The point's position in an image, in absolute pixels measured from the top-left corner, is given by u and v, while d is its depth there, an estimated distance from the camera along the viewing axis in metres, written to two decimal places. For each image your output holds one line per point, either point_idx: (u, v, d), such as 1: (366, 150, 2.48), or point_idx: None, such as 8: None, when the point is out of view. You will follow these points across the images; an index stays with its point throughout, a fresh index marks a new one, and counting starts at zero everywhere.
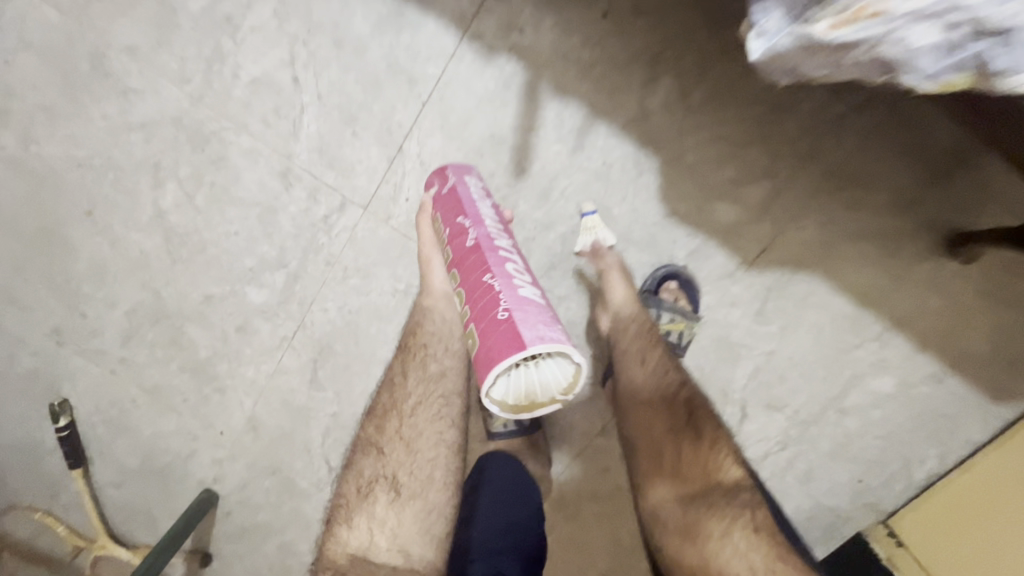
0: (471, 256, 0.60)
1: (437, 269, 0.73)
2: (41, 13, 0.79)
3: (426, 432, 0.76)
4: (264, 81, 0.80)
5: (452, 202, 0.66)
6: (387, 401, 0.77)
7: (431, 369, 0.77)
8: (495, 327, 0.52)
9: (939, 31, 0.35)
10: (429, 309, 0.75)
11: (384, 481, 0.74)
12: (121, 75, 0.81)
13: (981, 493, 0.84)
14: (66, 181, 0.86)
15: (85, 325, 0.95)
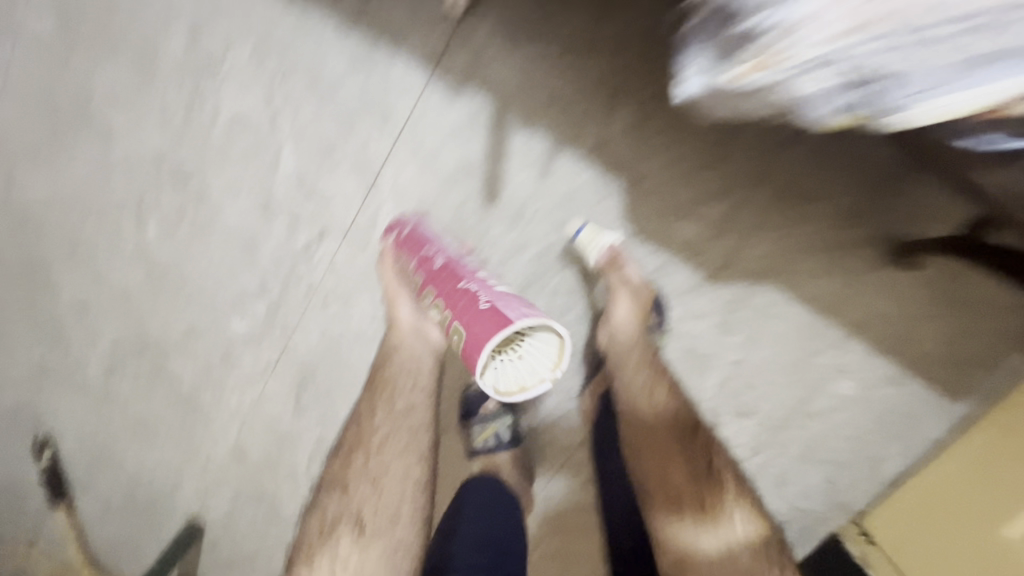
0: (444, 272, 0.67)
1: (405, 305, 0.78)
2: (30, 64, 0.83)
3: (390, 468, 0.80)
4: (242, 120, 0.83)
5: (414, 241, 0.75)
6: (353, 439, 0.82)
7: (398, 406, 0.80)
8: (479, 316, 0.58)
9: (833, 76, 0.37)
10: (396, 346, 0.80)
11: (348, 517, 0.79)
12: (105, 118, 0.84)
13: (944, 491, 0.88)
14: (51, 220, 0.89)
15: (71, 360, 0.97)
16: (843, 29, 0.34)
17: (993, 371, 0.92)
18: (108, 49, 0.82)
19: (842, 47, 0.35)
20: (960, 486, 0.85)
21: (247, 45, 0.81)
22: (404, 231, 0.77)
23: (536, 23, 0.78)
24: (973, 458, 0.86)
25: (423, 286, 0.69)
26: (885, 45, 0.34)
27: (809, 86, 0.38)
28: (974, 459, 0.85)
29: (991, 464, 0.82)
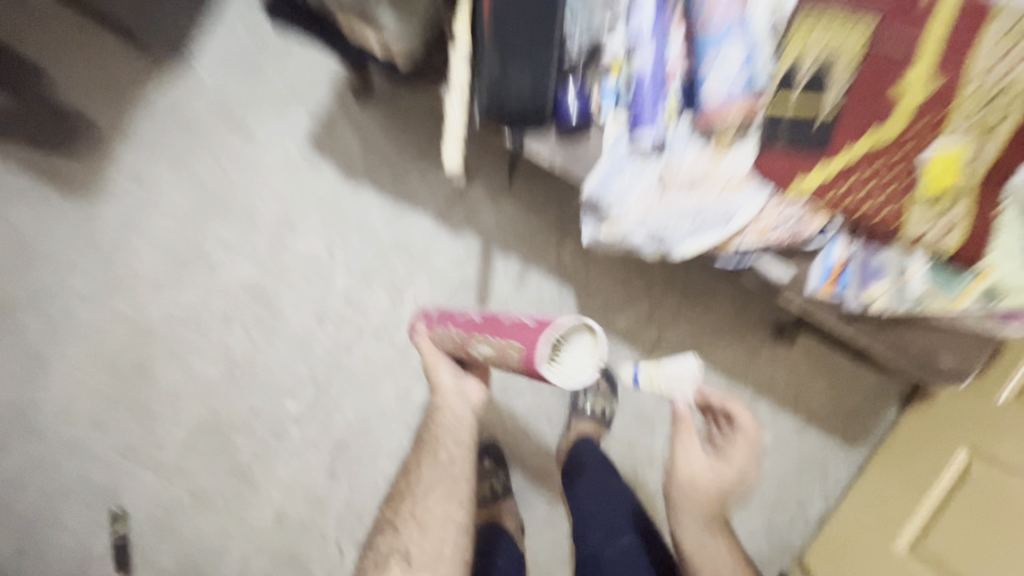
0: (489, 320, 0.82)
1: (445, 370, 0.89)
2: (160, 220, 1.18)
3: (435, 511, 0.86)
4: (309, 256, 1.18)
5: (449, 314, 0.93)
6: (403, 484, 0.90)
7: (441, 457, 0.88)
8: (529, 329, 0.72)
9: (643, 236, 0.68)
10: (441, 404, 0.88)
11: (398, 554, 0.84)
12: (211, 257, 1.18)
13: (857, 521, 1.13)
14: (159, 330, 1.20)
15: (153, 441, 1.22)
16: (640, 215, 0.67)
17: (869, 420, 1.20)
18: (218, 211, 1.17)
19: (640, 223, 0.68)
20: (868, 514, 1.12)
21: (316, 207, 1.18)
22: (438, 313, 0.95)
23: (511, 188, 1.17)
24: (871, 493, 1.14)
25: (472, 337, 0.82)
26: (660, 225, 0.67)
27: (640, 234, 0.68)
28: (873, 492, 1.13)
29: (887, 490, 1.11)
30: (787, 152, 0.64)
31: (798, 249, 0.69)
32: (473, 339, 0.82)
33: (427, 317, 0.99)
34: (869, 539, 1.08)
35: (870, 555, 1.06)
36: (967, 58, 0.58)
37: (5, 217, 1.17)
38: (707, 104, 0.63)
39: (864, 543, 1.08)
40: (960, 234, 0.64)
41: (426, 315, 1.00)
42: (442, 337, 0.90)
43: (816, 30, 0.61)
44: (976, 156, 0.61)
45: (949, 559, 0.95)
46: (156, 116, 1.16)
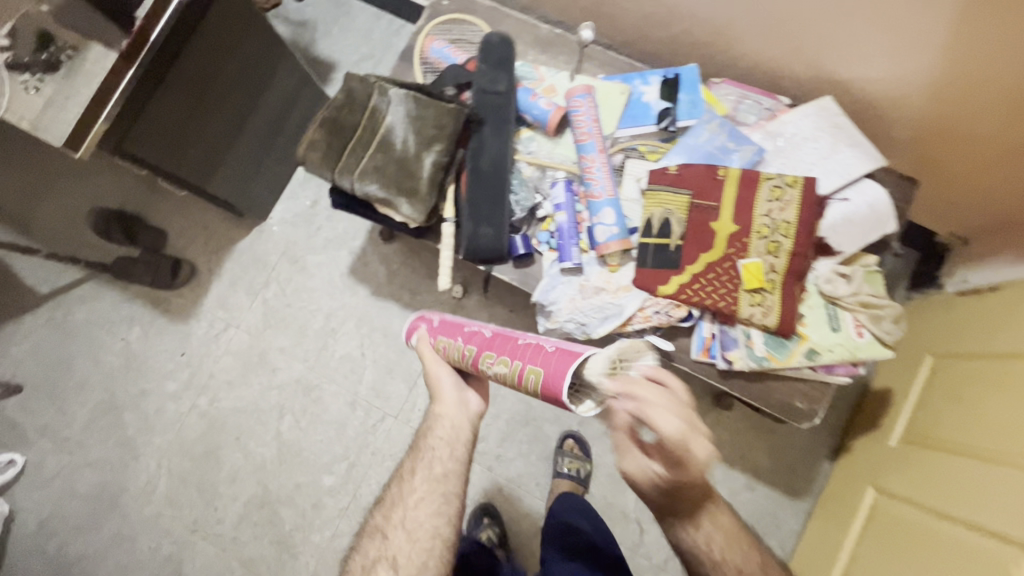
0: (497, 340, 0.98)
1: (444, 379, 1.07)
2: (236, 334, 1.56)
3: (424, 521, 0.99)
4: (346, 356, 1.54)
5: (456, 325, 1.12)
6: (395, 493, 1.03)
7: (436, 471, 1.02)
8: (551, 355, 0.85)
9: (572, 326, 1.03)
10: (441, 415, 1.05)
11: (386, 560, 0.97)
12: (271, 360, 1.54)
13: (806, 568, 1.29)
14: (227, 420, 1.52)
15: (214, 515, 1.48)
16: (569, 313, 1.03)
17: (807, 473, 1.43)
18: (278, 324, 1.56)
19: (570, 317, 1.03)
20: (813, 560, 1.29)
21: (352, 318, 1.55)
22: (439, 325, 1.16)
23: (498, 295, 1.52)
24: (814, 542, 1.32)
25: (479, 350, 0.98)
26: (582, 318, 1.02)
27: (569, 325, 1.03)
28: (816, 541, 1.31)
29: (825, 537, 1.29)
30: (655, 269, 0.99)
31: (677, 328, 1.03)
32: (482, 353, 0.98)
33: (434, 326, 1.18)
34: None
35: None
36: (750, 212, 0.98)
37: (123, 338, 1.57)
38: (600, 241, 1.01)
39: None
40: (775, 315, 0.97)
41: (433, 324, 1.19)
42: (447, 346, 1.09)
43: (659, 198, 1.00)
44: (772, 266, 0.97)
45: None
46: (239, 259, 1.59)
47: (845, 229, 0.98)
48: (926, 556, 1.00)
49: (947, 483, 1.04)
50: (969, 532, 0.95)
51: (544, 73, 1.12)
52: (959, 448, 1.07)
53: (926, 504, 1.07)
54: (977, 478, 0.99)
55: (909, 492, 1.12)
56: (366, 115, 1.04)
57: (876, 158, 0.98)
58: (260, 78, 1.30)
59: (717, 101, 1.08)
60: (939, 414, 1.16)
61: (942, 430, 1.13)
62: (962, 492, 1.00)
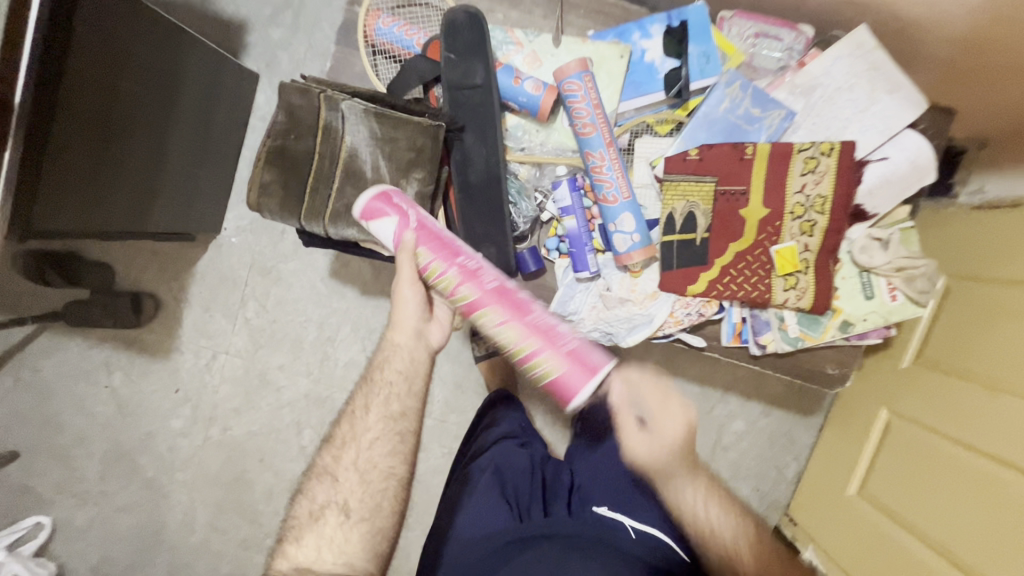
0: (500, 295, 0.80)
1: (410, 308, 0.85)
2: (227, 360, 1.46)
3: (380, 463, 0.82)
4: (351, 362, 1.45)
5: (443, 243, 0.81)
6: (346, 431, 0.84)
7: (393, 408, 0.83)
8: (565, 353, 0.76)
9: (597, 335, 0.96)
10: (397, 345, 0.86)
11: (335, 506, 0.80)
12: (273, 380, 1.46)
13: (820, 480, 1.42)
14: (247, 445, 1.48)
15: (261, 530, 1.50)
16: (594, 323, 0.95)
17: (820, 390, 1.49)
18: (269, 342, 1.45)
19: (595, 326, 0.95)
20: (827, 470, 1.40)
21: (347, 322, 1.44)
22: (415, 225, 0.81)
23: None
24: (825, 452, 1.43)
25: (474, 303, 0.80)
26: (609, 328, 0.95)
27: (595, 335, 0.95)
28: (828, 450, 1.42)
29: (836, 451, 1.40)
30: (682, 269, 0.90)
31: (708, 320, 0.97)
32: (477, 308, 0.80)
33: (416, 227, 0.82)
34: (829, 490, 1.37)
35: (831, 507, 1.35)
36: (784, 189, 0.87)
37: (107, 385, 1.47)
38: (621, 250, 0.90)
39: (831, 502, 1.35)
40: (810, 296, 0.91)
41: (409, 224, 0.81)
42: (427, 266, 0.82)
43: (680, 189, 0.88)
44: (807, 247, 0.89)
45: (879, 495, 1.23)
46: (204, 280, 1.43)
47: (883, 191, 0.89)
48: (941, 480, 1.09)
49: (961, 412, 1.10)
50: (984, 461, 1.02)
51: (521, 37, 0.91)
52: (970, 375, 1.10)
53: (940, 430, 1.14)
54: (989, 408, 1.04)
55: (922, 416, 1.19)
56: (320, 140, 0.85)
57: (919, 103, 0.85)
58: (167, 85, 1.05)
59: (731, 47, 0.91)
60: (951, 338, 1.18)
61: (953, 355, 1.16)
62: (975, 422, 1.06)
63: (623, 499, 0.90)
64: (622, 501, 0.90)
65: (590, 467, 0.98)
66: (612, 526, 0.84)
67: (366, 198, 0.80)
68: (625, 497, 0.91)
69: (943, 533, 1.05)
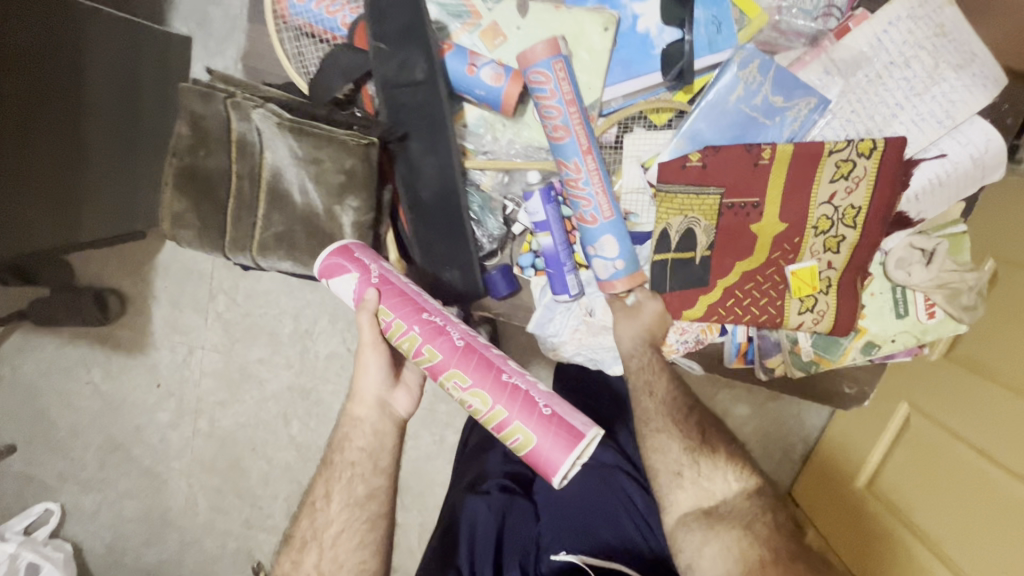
0: (470, 356, 0.62)
1: (369, 376, 0.70)
2: (204, 354, 1.39)
3: (348, 561, 0.69)
4: (334, 354, 1.36)
5: (407, 297, 0.64)
6: (305, 528, 0.71)
7: (358, 492, 0.71)
8: (545, 422, 0.58)
9: (586, 357, 0.85)
10: (358, 419, 0.71)
11: None
12: (254, 373, 1.39)
13: (826, 456, 1.19)
14: (237, 434, 1.44)
15: (262, 512, 1.46)
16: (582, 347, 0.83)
17: None
18: (244, 336, 1.37)
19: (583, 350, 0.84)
20: (837, 452, 1.16)
21: (324, 314, 1.34)
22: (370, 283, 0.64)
23: None
24: (840, 429, 1.18)
25: (439, 369, 0.62)
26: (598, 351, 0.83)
27: (578, 359, 0.84)
28: (842, 430, 1.17)
29: (847, 433, 1.15)
30: (677, 292, 0.75)
31: (709, 343, 0.84)
32: (443, 375, 0.62)
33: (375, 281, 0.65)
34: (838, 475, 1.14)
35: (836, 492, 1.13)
36: (809, 200, 0.71)
37: (88, 381, 1.44)
38: (601, 277, 0.74)
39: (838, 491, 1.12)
40: (829, 320, 0.75)
41: (370, 280, 0.64)
42: (388, 327, 0.64)
43: (679, 201, 0.72)
44: (829, 264, 0.73)
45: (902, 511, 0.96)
46: (168, 274, 1.34)
47: (931, 194, 0.71)
48: (978, 510, 0.82)
49: (1008, 428, 0.81)
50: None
51: (478, 5, 0.72)
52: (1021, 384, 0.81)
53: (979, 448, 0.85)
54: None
55: (959, 428, 0.90)
56: (235, 157, 0.70)
57: (998, 81, 0.65)
58: (65, 77, 0.85)
59: (752, 4, 0.69)
60: (995, 332, 0.89)
61: (999, 355, 0.87)
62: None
63: (585, 535, 0.77)
64: (584, 536, 0.77)
65: (549, 498, 0.82)
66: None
67: (322, 257, 0.64)
68: (587, 531, 0.78)
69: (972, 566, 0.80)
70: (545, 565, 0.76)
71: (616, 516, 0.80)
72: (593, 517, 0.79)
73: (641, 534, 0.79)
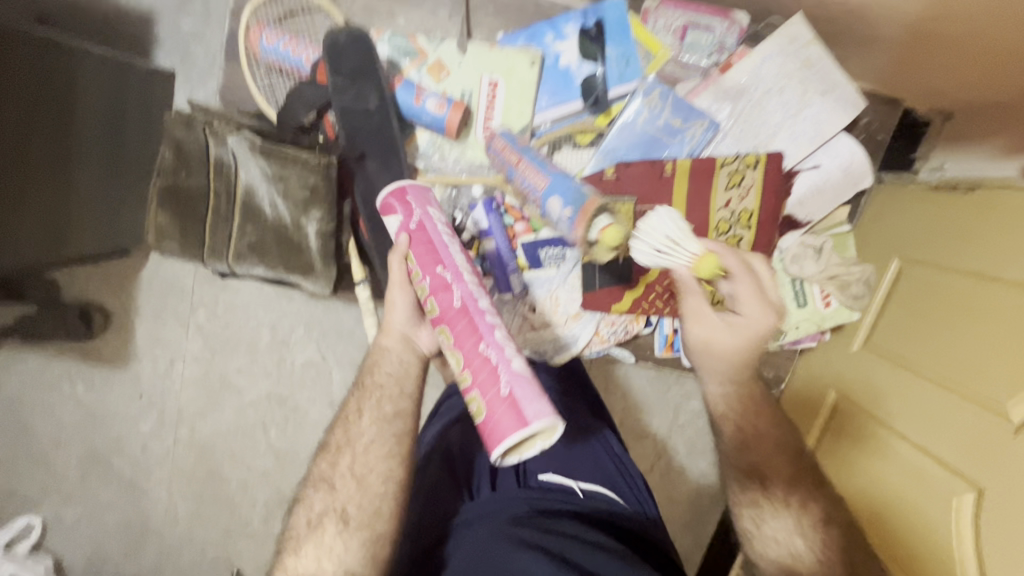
0: (459, 317, 0.65)
1: (395, 309, 0.72)
2: (184, 365, 1.46)
3: (378, 467, 0.68)
4: (310, 362, 1.45)
5: (431, 246, 0.69)
6: (340, 436, 0.70)
7: (386, 410, 0.70)
8: (499, 399, 0.60)
9: (533, 349, 0.93)
10: (386, 349, 0.72)
11: (334, 514, 0.67)
12: (234, 382, 1.46)
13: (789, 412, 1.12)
14: (217, 443, 1.50)
15: (240, 519, 1.52)
16: (527, 337, 0.93)
17: None
18: (222, 347, 1.44)
19: (528, 341, 0.93)
20: (799, 407, 1.10)
21: (300, 323, 1.43)
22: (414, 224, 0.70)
23: None
24: (801, 385, 1.11)
25: (437, 321, 0.68)
26: (541, 341, 0.93)
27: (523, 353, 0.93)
28: (803, 386, 1.10)
29: (810, 391, 1.08)
30: (605, 289, 0.90)
31: (639, 333, 0.97)
32: (437, 327, 0.68)
33: (412, 228, 0.71)
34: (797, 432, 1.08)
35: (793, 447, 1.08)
36: (710, 199, 0.85)
37: (72, 395, 1.49)
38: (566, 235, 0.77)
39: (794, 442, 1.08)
40: None
41: (409, 222, 0.70)
42: (411, 271, 0.70)
43: None
44: None
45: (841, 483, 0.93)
46: (150, 289, 1.43)
47: (813, 199, 0.96)
48: (917, 493, 0.78)
49: (942, 426, 0.77)
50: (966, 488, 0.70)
51: (424, 45, 0.87)
52: (949, 379, 0.78)
53: (919, 444, 0.80)
54: (985, 427, 0.71)
55: (900, 411, 0.86)
56: (212, 175, 0.80)
57: (856, 105, 0.86)
58: (58, 79, 0.93)
59: (655, 43, 0.86)
60: (913, 326, 0.89)
61: (925, 349, 0.84)
62: (973, 443, 0.72)
63: (571, 467, 0.78)
64: (573, 467, 0.77)
65: None
66: (564, 491, 0.72)
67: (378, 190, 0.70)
68: (575, 464, 0.78)
69: (907, 545, 0.78)
70: (534, 481, 0.73)
71: (597, 459, 0.81)
72: (579, 455, 0.80)
73: (620, 479, 0.80)
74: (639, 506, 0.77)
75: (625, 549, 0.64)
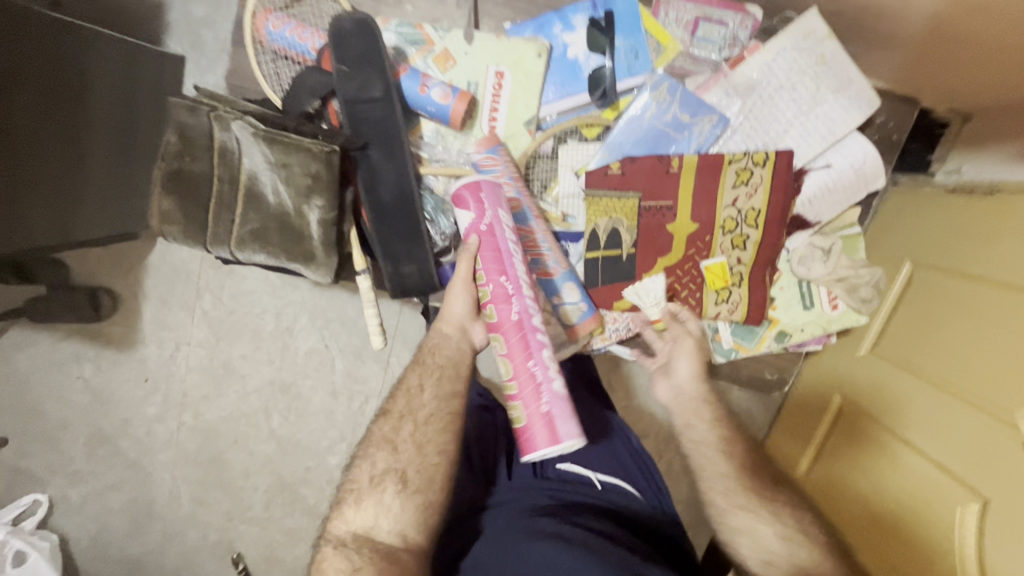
0: (515, 330, 0.73)
1: (455, 301, 0.75)
2: (189, 350, 1.47)
3: (436, 437, 0.69)
4: (315, 350, 1.47)
5: (500, 256, 0.75)
6: (402, 405, 0.71)
7: (449, 387, 0.71)
8: (538, 415, 0.69)
9: None
10: (439, 337, 0.74)
11: (393, 476, 0.67)
12: (237, 368, 1.48)
13: (796, 401, 1.09)
14: (221, 428, 1.51)
15: (241, 503, 1.53)
16: None
17: None
18: (227, 332, 1.45)
19: None
20: (806, 397, 1.07)
21: (305, 312, 1.44)
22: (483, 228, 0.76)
23: None
24: (812, 373, 1.07)
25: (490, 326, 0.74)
26: None
27: None
28: (813, 375, 1.07)
29: (821, 382, 1.04)
30: (607, 285, 0.88)
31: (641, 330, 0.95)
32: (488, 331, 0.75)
33: (482, 230, 0.75)
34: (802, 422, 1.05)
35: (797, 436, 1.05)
36: (716, 197, 0.86)
37: (80, 376, 1.50)
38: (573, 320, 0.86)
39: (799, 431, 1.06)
40: (743, 308, 0.90)
41: (480, 224, 0.75)
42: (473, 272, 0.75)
43: (603, 205, 0.85)
44: (738, 260, 0.88)
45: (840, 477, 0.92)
46: (157, 274, 1.44)
47: (822, 200, 0.94)
48: (919, 497, 0.76)
49: (951, 431, 0.75)
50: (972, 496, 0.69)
51: (431, 34, 0.86)
52: (956, 385, 0.77)
53: (925, 449, 0.78)
54: (992, 436, 0.69)
55: (909, 412, 0.83)
56: (217, 160, 0.80)
57: (868, 103, 0.84)
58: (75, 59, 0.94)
59: (665, 34, 0.85)
60: (926, 331, 0.86)
61: (940, 354, 0.81)
62: (982, 451, 0.70)
63: (589, 458, 0.78)
64: (591, 457, 0.78)
65: None
66: (582, 483, 0.74)
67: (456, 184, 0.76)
68: (592, 454, 0.79)
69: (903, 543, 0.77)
70: (551, 472, 0.74)
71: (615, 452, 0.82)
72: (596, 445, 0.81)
73: (636, 469, 0.81)
74: (653, 496, 0.79)
75: (635, 541, 0.66)
